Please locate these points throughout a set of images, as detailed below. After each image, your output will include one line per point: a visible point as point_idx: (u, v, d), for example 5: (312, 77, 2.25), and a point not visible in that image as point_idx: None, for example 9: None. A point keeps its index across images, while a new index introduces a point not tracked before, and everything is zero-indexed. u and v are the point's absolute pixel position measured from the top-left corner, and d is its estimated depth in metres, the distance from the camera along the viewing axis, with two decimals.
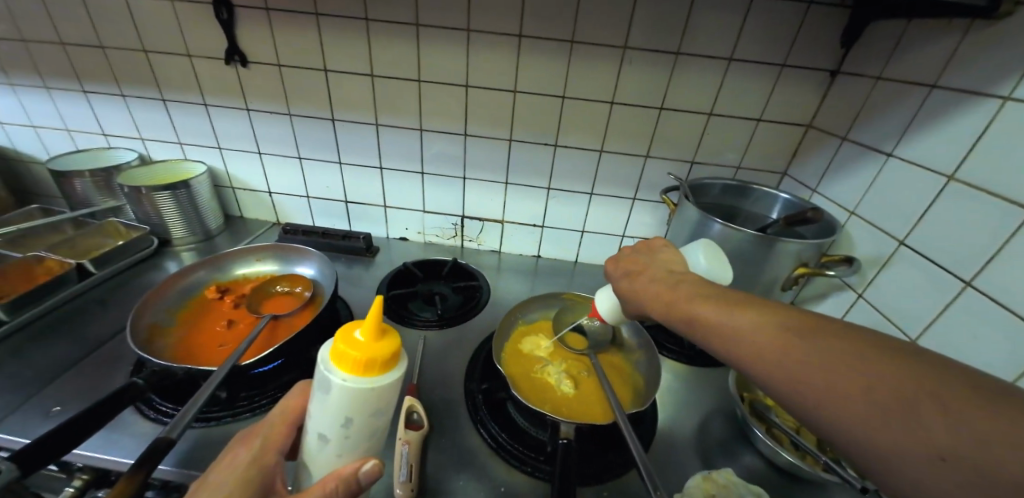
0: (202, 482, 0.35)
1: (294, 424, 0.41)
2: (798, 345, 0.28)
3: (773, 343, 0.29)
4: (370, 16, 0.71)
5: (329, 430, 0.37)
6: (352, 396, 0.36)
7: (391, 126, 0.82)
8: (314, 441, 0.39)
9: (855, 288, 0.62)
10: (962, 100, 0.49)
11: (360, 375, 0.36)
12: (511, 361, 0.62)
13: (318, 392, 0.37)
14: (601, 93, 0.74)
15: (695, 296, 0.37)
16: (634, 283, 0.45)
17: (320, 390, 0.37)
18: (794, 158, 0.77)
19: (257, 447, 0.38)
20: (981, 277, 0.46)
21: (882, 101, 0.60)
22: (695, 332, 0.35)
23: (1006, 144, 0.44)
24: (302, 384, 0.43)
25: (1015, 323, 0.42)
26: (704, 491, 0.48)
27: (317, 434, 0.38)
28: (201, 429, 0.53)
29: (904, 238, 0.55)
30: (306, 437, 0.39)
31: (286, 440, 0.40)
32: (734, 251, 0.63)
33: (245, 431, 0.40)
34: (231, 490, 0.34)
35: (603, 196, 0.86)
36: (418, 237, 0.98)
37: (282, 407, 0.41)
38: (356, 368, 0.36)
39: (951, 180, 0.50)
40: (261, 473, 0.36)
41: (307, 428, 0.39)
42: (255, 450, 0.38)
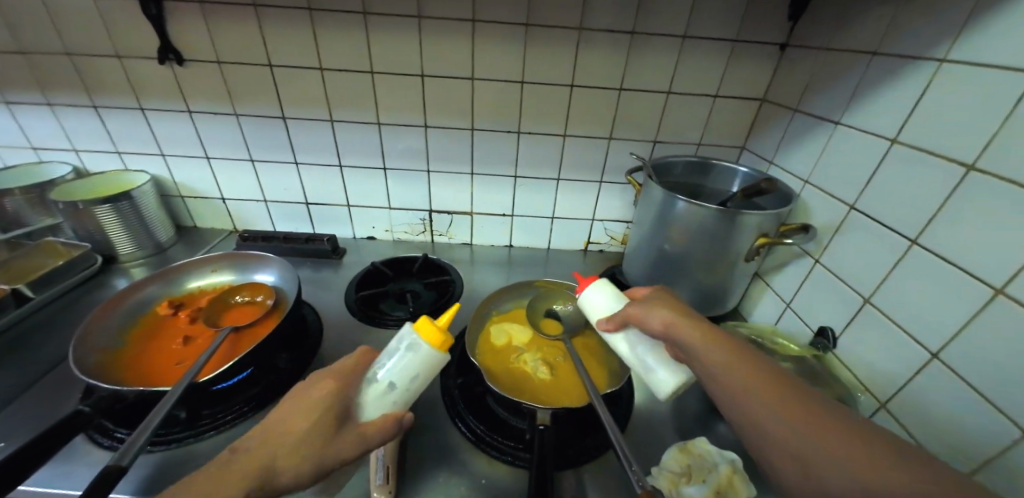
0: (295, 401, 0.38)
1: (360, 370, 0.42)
2: (787, 391, 0.35)
3: (764, 395, 0.35)
4: (313, 6, 0.67)
5: (401, 378, 0.40)
6: (428, 361, 0.41)
7: (347, 122, 0.79)
8: (377, 389, 0.40)
9: (813, 255, 0.64)
10: (902, 65, 0.51)
11: (437, 346, 0.42)
12: (486, 354, 0.61)
13: (398, 350, 0.41)
14: (561, 77, 0.73)
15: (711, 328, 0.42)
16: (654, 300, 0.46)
17: (401, 347, 0.42)
18: (752, 132, 0.79)
19: (338, 380, 0.40)
20: (924, 235, 0.48)
21: (829, 71, 0.62)
22: (706, 347, 0.40)
23: (941, 106, 0.46)
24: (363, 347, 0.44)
25: (956, 276, 0.44)
26: (680, 462, 0.49)
27: (385, 381, 0.40)
28: (162, 453, 0.50)
29: (854, 203, 0.57)
30: (368, 385, 0.40)
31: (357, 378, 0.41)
32: (700, 228, 0.64)
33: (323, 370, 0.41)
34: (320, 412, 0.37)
35: (570, 181, 0.86)
36: (387, 235, 0.95)
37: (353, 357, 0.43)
38: (437, 339, 0.42)
39: (894, 143, 0.52)
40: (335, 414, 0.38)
41: (372, 377, 0.40)
42: (337, 382, 0.40)
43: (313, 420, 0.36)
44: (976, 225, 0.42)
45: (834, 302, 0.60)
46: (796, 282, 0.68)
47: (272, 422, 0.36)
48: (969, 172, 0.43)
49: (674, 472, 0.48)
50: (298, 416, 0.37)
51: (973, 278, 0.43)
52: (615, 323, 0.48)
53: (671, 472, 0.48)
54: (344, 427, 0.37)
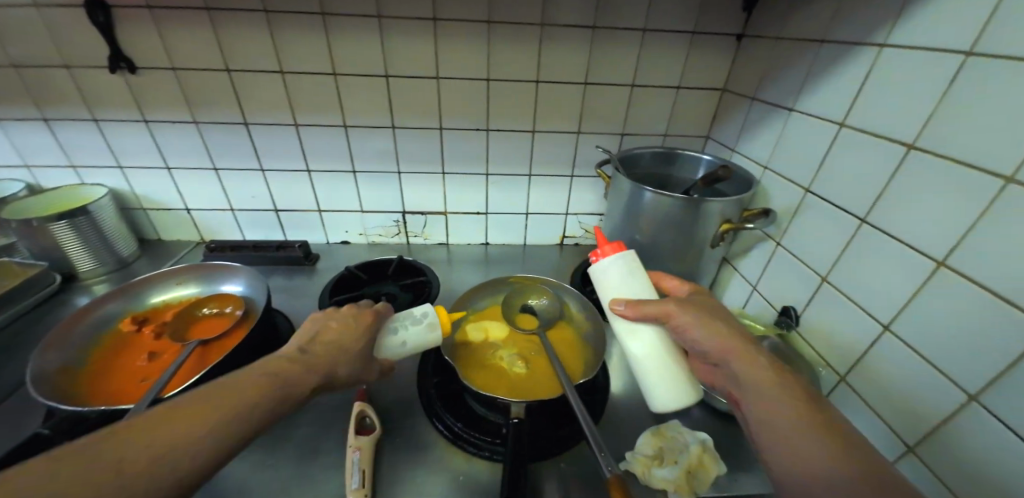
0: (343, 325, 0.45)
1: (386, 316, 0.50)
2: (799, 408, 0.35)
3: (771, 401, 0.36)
4: (269, 8, 0.66)
5: (415, 341, 0.48)
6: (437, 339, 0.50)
7: (312, 125, 0.78)
8: (393, 341, 0.47)
9: (774, 238, 0.67)
10: (847, 52, 0.53)
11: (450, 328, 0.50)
12: (462, 351, 0.61)
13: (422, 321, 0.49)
14: (525, 74, 0.74)
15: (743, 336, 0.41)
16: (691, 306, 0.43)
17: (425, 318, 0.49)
18: (715, 121, 0.81)
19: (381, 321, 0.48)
20: (873, 214, 0.50)
21: (782, 59, 0.64)
22: (731, 353, 0.40)
23: (883, 89, 0.48)
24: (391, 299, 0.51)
25: (901, 250, 0.46)
26: (653, 446, 0.50)
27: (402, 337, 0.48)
28: None
29: (809, 186, 0.59)
30: (388, 336, 0.48)
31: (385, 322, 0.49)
32: (667, 217, 0.65)
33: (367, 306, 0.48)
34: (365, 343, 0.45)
35: (542, 177, 0.86)
36: (361, 239, 0.94)
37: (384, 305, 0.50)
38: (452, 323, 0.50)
39: (843, 127, 0.54)
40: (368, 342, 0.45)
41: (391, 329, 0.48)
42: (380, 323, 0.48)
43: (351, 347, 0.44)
44: (918, 201, 0.45)
45: (796, 282, 0.63)
46: (761, 265, 0.70)
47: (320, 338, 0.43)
48: (910, 151, 0.45)
49: (646, 455, 0.49)
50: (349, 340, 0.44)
51: (916, 251, 0.45)
52: (637, 312, 0.43)
53: (643, 454, 0.50)
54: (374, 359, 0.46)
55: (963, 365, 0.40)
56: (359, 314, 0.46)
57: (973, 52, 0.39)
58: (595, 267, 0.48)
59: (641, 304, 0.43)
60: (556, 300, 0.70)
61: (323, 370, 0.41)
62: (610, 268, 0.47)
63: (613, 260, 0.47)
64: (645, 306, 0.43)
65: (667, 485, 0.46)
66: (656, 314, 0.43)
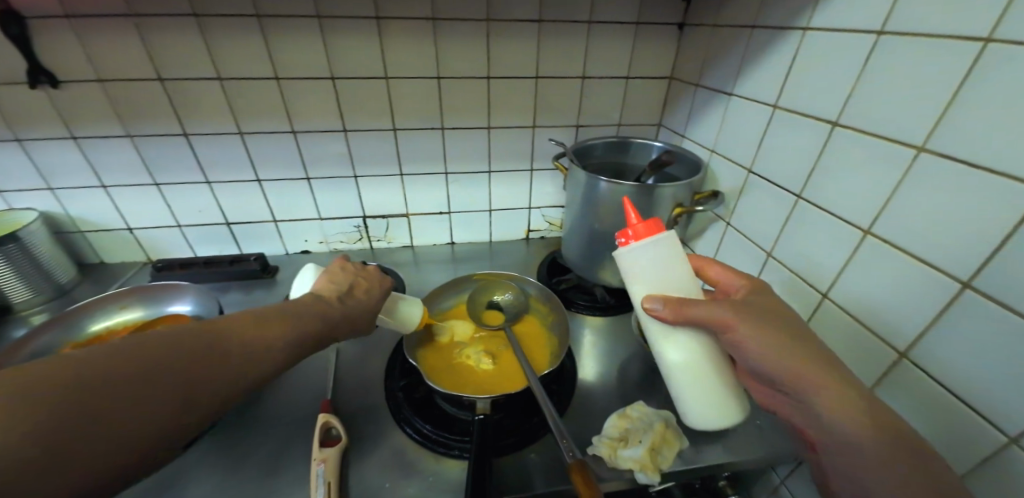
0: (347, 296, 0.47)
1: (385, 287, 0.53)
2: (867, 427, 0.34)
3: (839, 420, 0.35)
4: (200, 12, 0.63)
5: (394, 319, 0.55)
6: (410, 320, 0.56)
7: (258, 133, 0.75)
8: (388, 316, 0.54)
9: (724, 218, 0.69)
10: (776, 36, 0.55)
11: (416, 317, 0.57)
12: (429, 352, 0.61)
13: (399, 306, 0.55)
14: (475, 69, 0.74)
15: (806, 347, 0.38)
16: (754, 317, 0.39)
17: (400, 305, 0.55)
18: (665, 109, 0.83)
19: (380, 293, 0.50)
20: (807, 190, 0.52)
21: (720, 46, 0.66)
22: (790, 370, 0.37)
23: (807, 71, 0.51)
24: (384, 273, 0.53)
25: (833, 222, 0.49)
26: (620, 428, 0.52)
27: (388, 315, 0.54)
28: None
29: (751, 166, 0.62)
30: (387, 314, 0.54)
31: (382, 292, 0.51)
32: (622, 205, 0.66)
33: (370, 278, 0.50)
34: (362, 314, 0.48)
35: (502, 173, 0.87)
36: (321, 247, 0.91)
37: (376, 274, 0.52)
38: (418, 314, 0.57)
39: (776, 109, 0.56)
40: (378, 303, 0.49)
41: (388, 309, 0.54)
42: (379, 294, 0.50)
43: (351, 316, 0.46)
44: (844, 175, 0.46)
45: (746, 259, 0.65)
46: (715, 245, 0.73)
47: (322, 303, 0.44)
48: (835, 128, 0.47)
49: (613, 438, 0.51)
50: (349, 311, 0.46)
51: (845, 222, 0.47)
52: (679, 315, 0.39)
53: (609, 438, 0.51)
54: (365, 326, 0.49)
55: (891, 327, 0.43)
56: (360, 286, 0.49)
57: (882, 31, 0.41)
58: (628, 251, 0.42)
59: (683, 306, 0.40)
60: (521, 294, 0.70)
61: (336, 319, 0.44)
62: (650, 253, 0.42)
63: (654, 241, 0.41)
64: (688, 309, 0.39)
65: (633, 465, 0.47)
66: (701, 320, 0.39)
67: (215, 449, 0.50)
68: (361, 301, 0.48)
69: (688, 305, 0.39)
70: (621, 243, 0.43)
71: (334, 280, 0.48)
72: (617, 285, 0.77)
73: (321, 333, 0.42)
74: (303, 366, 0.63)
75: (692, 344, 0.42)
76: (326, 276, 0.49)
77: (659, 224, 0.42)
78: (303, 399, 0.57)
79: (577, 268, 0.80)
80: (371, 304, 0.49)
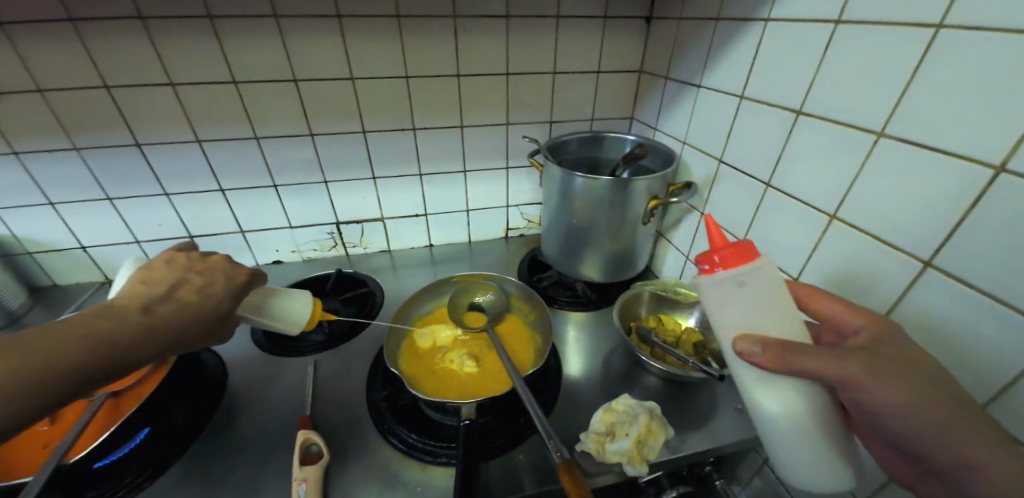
0: (170, 295, 0.38)
1: (236, 278, 0.44)
2: None
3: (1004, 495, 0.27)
4: (146, 14, 0.59)
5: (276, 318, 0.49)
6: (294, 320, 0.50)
7: (218, 140, 0.71)
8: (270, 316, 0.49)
9: (698, 208, 0.70)
10: (740, 27, 0.56)
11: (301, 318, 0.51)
12: (411, 360, 0.59)
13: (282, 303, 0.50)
14: (445, 67, 0.72)
15: (951, 400, 0.29)
16: (902, 378, 0.30)
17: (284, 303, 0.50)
18: (637, 102, 0.84)
19: (219, 286, 0.42)
20: (774, 178, 0.53)
21: (686, 38, 0.67)
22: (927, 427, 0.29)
23: (770, 61, 0.51)
24: (225, 260, 0.44)
25: (799, 208, 0.50)
26: (606, 422, 0.52)
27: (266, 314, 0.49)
28: None
29: (721, 156, 0.63)
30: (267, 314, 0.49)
31: (228, 286, 0.42)
32: (599, 199, 0.66)
33: (200, 271, 0.41)
34: (203, 313, 0.39)
35: (478, 172, 0.85)
36: (294, 256, 0.88)
37: (212, 264, 0.43)
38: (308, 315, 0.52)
39: (742, 99, 0.57)
40: (217, 299, 0.41)
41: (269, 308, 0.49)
42: (219, 288, 0.41)
43: (178, 319, 0.38)
44: (807, 162, 0.48)
45: None
46: (690, 236, 0.73)
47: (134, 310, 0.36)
48: (798, 117, 0.48)
49: (600, 433, 0.51)
50: (179, 314, 0.38)
51: (810, 207, 0.48)
52: (785, 365, 0.31)
53: (596, 433, 0.51)
54: (217, 326, 0.41)
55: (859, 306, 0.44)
56: (186, 282, 0.40)
57: (840, 20, 0.42)
58: (713, 280, 0.34)
59: (790, 354, 0.31)
60: (502, 293, 0.70)
61: (145, 328, 0.36)
62: (742, 285, 0.34)
63: (746, 269, 0.34)
64: (796, 356, 0.30)
65: (621, 458, 0.48)
66: (812, 370, 0.30)
67: (188, 476, 0.48)
68: (188, 304, 0.39)
69: (799, 353, 0.30)
70: (704, 267, 0.35)
71: (148, 280, 0.39)
72: (598, 279, 0.78)
73: (134, 348, 0.35)
74: (279, 382, 0.60)
75: (792, 393, 0.33)
76: (141, 275, 0.40)
77: (752, 249, 0.34)
78: (281, 416, 0.55)
79: (558, 264, 0.80)
80: (207, 304, 0.40)
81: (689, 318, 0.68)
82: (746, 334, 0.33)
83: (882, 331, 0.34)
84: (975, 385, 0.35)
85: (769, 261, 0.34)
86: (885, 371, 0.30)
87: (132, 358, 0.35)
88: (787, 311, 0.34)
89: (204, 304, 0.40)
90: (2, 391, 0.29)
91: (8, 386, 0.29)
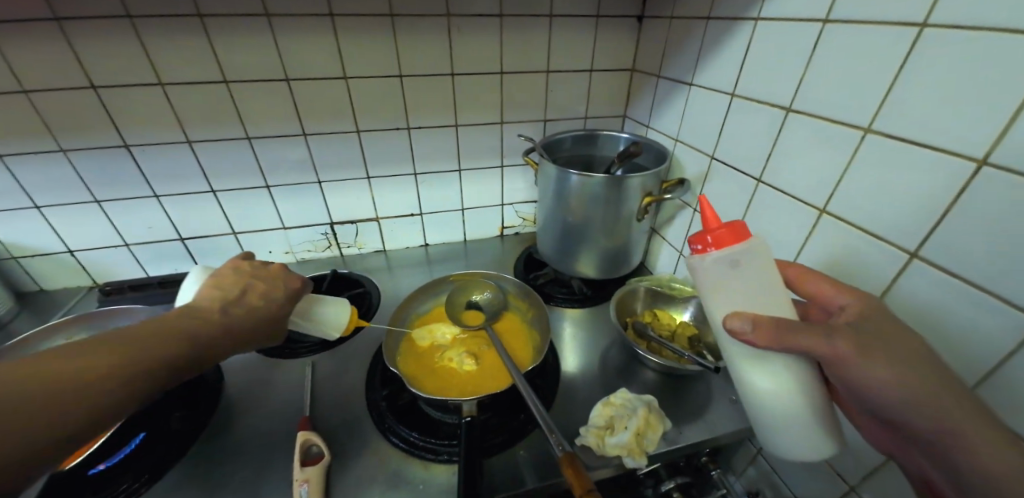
0: (237, 300, 0.41)
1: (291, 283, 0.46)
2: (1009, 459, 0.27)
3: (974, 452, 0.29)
4: (134, 13, 0.58)
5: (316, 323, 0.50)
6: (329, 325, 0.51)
7: (209, 141, 0.70)
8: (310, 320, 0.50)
9: (691, 204, 0.71)
10: (730, 26, 0.57)
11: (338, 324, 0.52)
12: (409, 359, 0.59)
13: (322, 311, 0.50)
14: (439, 67, 0.72)
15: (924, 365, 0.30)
16: (890, 351, 0.31)
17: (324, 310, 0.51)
18: (629, 100, 0.85)
19: (278, 292, 0.44)
20: (765, 174, 0.54)
21: (677, 37, 0.68)
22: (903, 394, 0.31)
23: (760, 59, 0.53)
24: (280, 267, 0.47)
25: (789, 203, 0.51)
26: (605, 416, 0.52)
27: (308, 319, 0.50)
28: None
29: (713, 153, 0.64)
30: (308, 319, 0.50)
31: (283, 291, 0.45)
32: (594, 197, 0.67)
33: (262, 277, 0.44)
34: (263, 318, 0.42)
35: (473, 170, 0.86)
36: (288, 257, 0.87)
37: (270, 272, 0.45)
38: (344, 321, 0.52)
39: (734, 97, 0.58)
40: (277, 305, 0.44)
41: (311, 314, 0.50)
42: (277, 294, 0.44)
43: (246, 323, 0.41)
44: (797, 158, 0.49)
45: None
46: (683, 232, 0.74)
47: (209, 313, 0.39)
48: (788, 114, 0.50)
49: (599, 427, 0.52)
50: (245, 318, 0.41)
51: (800, 202, 0.49)
52: (774, 341, 0.32)
53: (596, 427, 0.52)
54: (272, 329, 0.44)
55: None
56: (251, 288, 0.43)
57: (828, 19, 0.43)
58: (705, 260, 0.35)
59: (780, 331, 0.32)
60: (499, 291, 0.70)
61: (219, 330, 0.38)
62: (735, 265, 0.34)
63: (738, 248, 0.34)
64: (783, 333, 0.32)
65: (621, 451, 0.48)
66: (798, 346, 0.32)
67: (187, 480, 0.47)
68: (254, 308, 0.42)
69: (787, 329, 0.32)
70: (697, 247, 0.35)
71: (218, 285, 0.42)
72: (593, 275, 0.78)
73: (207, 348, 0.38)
74: (276, 384, 0.60)
75: (780, 372, 0.34)
76: (211, 282, 0.42)
77: (745, 229, 0.35)
78: (279, 419, 0.55)
79: (553, 261, 0.81)
80: (269, 309, 0.43)
81: (684, 312, 0.69)
82: (738, 313, 0.34)
83: (867, 307, 0.35)
84: (962, 371, 0.36)
85: (764, 245, 0.35)
86: (873, 345, 0.31)
87: (196, 359, 0.37)
88: (779, 293, 0.35)
89: (265, 311, 0.43)
90: (80, 382, 0.30)
91: (103, 375, 0.31)
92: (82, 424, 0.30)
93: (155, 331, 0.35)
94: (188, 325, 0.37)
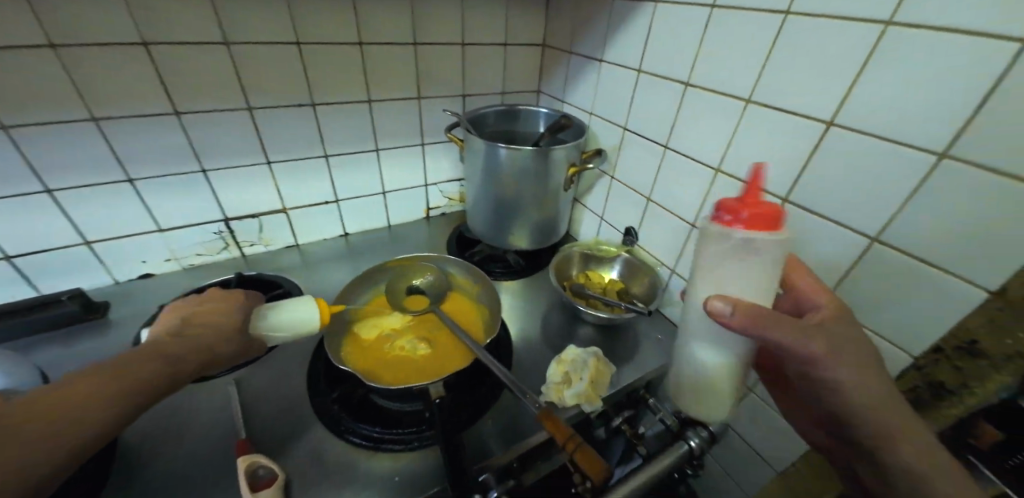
0: (198, 321, 0.40)
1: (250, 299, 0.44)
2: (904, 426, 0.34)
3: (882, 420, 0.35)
4: None
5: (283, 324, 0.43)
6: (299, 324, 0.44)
7: (31, 125, 0.52)
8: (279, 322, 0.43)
9: (608, 173, 0.78)
10: (635, 6, 0.62)
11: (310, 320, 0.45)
12: (356, 354, 0.55)
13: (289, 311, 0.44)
14: (345, 34, 0.65)
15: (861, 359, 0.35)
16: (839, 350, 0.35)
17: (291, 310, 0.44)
18: (542, 76, 0.88)
19: (237, 309, 0.42)
20: (670, 141, 0.62)
21: (585, 15, 0.72)
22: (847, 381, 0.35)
23: (662, 40, 0.59)
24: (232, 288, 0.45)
25: (692, 164, 0.60)
26: (561, 372, 0.56)
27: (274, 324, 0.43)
28: None
29: (625, 125, 0.71)
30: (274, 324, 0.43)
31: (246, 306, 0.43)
32: (524, 169, 0.69)
33: (221, 296, 0.43)
34: (231, 332, 0.41)
35: (392, 150, 0.80)
36: (170, 265, 0.71)
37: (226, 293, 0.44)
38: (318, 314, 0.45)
39: (640, 73, 0.64)
40: (241, 318, 0.42)
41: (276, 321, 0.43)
42: (238, 309, 0.43)
43: (213, 340, 0.39)
44: (697, 126, 0.57)
45: (628, 207, 0.75)
46: (603, 199, 0.81)
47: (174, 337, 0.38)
48: (687, 88, 0.57)
49: (557, 383, 0.56)
50: (211, 336, 0.40)
51: (701, 164, 0.58)
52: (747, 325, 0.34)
53: (554, 383, 0.56)
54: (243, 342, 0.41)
55: None
56: (208, 309, 0.41)
57: (715, 5, 0.51)
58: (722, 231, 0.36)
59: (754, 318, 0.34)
60: (441, 273, 0.69)
61: (187, 349, 0.37)
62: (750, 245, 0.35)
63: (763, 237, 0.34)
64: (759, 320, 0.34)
65: (580, 399, 0.53)
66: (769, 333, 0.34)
67: None
68: (217, 325, 0.40)
69: (762, 315, 0.34)
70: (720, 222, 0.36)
71: (176, 313, 0.40)
72: (527, 248, 0.82)
73: (182, 367, 0.37)
74: (195, 412, 0.50)
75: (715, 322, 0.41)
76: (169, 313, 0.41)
77: (779, 220, 0.34)
78: (206, 449, 0.46)
79: (487, 238, 0.82)
80: (233, 326, 0.41)
81: (611, 271, 0.77)
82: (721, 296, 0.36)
83: (835, 313, 0.38)
84: None
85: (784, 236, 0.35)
86: (840, 350, 0.35)
87: (166, 379, 0.35)
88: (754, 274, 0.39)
89: (225, 326, 0.41)
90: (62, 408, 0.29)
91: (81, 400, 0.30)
92: (58, 453, 0.29)
93: (125, 360, 0.34)
94: (148, 350, 0.36)
